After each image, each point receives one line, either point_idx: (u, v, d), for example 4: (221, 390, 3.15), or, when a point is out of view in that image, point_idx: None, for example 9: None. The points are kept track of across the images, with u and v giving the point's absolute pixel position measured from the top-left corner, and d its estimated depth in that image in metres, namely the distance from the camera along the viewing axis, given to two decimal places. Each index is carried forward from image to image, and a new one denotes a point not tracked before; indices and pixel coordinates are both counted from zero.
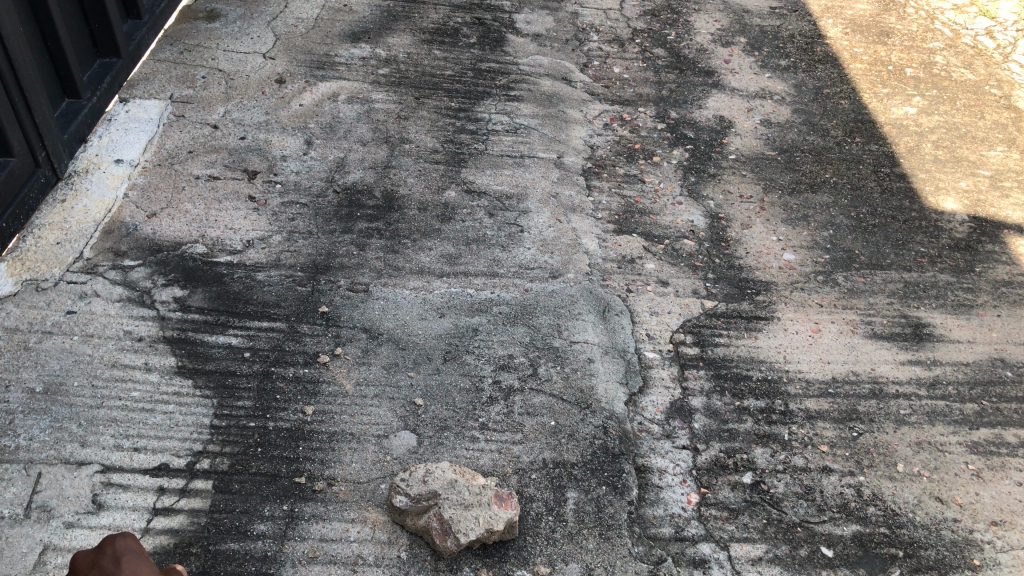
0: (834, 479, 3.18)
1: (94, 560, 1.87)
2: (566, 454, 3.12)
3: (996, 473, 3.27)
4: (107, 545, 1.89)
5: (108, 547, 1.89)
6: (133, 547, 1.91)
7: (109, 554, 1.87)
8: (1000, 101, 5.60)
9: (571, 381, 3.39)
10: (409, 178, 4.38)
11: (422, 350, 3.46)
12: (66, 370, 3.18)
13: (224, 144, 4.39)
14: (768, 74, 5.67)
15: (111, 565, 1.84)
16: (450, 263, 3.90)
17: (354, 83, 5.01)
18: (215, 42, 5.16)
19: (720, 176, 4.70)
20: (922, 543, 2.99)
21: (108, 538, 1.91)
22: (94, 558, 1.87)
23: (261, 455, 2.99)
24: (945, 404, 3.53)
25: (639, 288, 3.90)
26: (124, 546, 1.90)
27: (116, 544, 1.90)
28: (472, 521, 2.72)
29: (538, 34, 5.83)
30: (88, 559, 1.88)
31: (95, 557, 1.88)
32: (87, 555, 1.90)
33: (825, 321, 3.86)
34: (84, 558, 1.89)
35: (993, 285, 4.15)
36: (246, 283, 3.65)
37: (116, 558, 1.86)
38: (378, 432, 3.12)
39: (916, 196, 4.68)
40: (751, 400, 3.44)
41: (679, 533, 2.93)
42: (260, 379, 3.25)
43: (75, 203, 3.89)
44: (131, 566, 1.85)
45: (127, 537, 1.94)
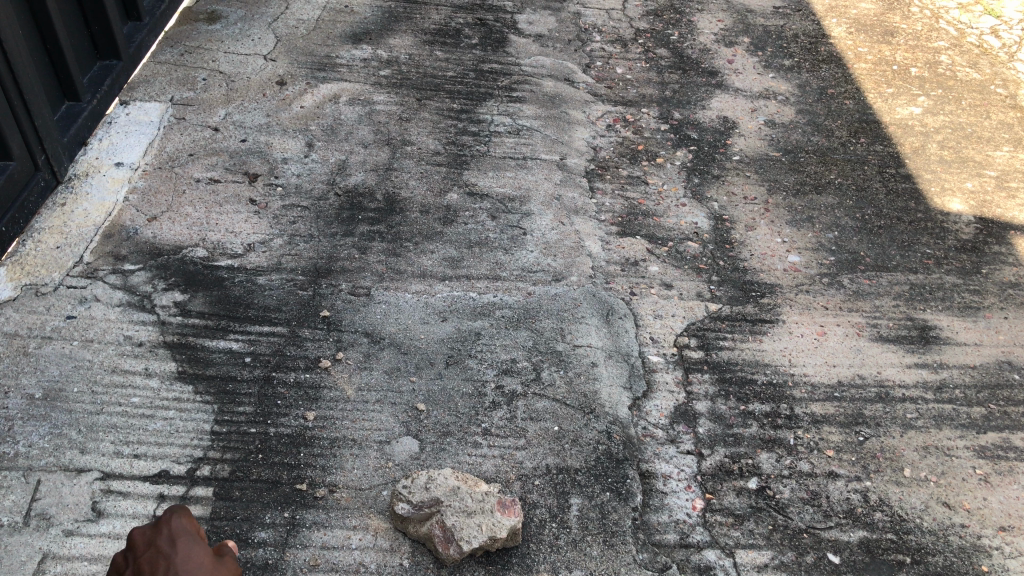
0: (840, 484, 3.14)
1: (149, 540, 1.75)
2: (569, 459, 3.09)
3: (1004, 477, 3.23)
4: (163, 523, 1.78)
5: (164, 526, 1.77)
6: (190, 528, 1.79)
7: (164, 534, 1.75)
8: (1006, 101, 5.57)
9: (574, 386, 3.36)
10: (411, 180, 4.35)
11: (424, 354, 3.43)
12: (66, 376, 3.16)
13: (225, 146, 4.37)
14: (772, 74, 5.64)
15: (166, 546, 1.73)
16: (452, 266, 3.88)
17: (355, 84, 4.99)
18: (216, 44, 5.14)
19: (724, 178, 4.66)
20: (930, 549, 2.96)
21: (165, 515, 1.79)
22: (149, 536, 1.76)
23: (262, 462, 2.96)
24: (952, 407, 3.50)
25: (642, 291, 3.87)
26: (181, 527, 1.78)
27: (173, 523, 1.78)
28: (475, 528, 2.69)
29: (540, 34, 5.80)
30: (143, 535, 1.77)
31: (150, 535, 1.76)
32: (143, 531, 1.79)
33: (830, 323, 3.82)
34: (139, 534, 1.77)
35: (1000, 287, 4.12)
36: (247, 287, 3.62)
37: (171, 538, 1.74)
38: (380, 438, 3.09)
39: (922, 197, 4.65)
40: (756, 404, 3.41)
41: (683, 540, 2.90)
42: (261, 384, 3.22)
43: (75, 207, 3.87)
44: (187, 551, 1.73)
45: (184, 513, 1.82)
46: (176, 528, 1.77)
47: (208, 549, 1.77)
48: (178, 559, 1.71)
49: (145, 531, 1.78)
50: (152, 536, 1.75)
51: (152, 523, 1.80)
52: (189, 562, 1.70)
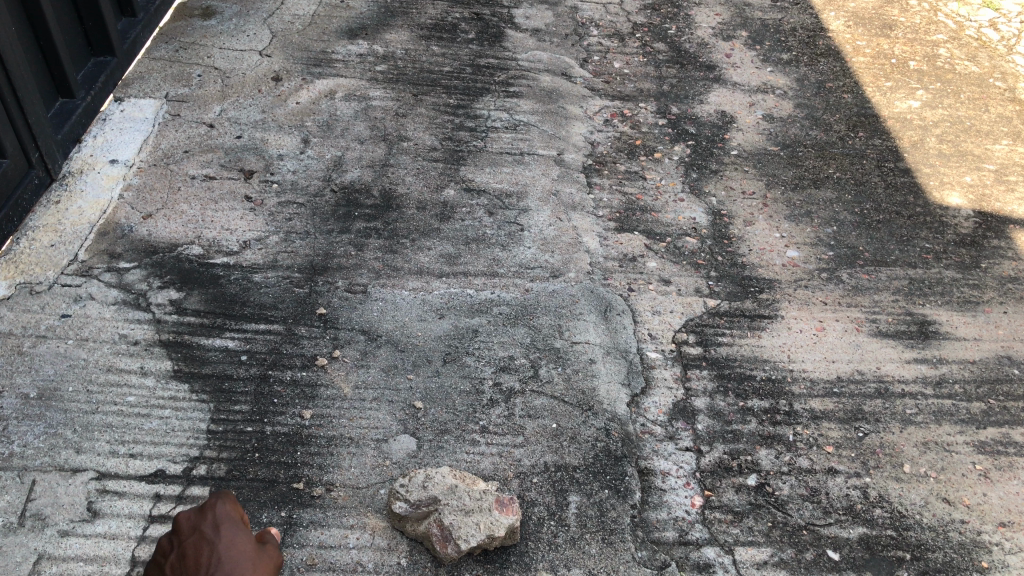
0: (839, 480, 3.13)
1: (194, 524, 1.87)
2: (567, 457, 3.07)
3: (1004, 473, 3.22)
4: (208, 509, 1.90)
5: (209, 512, 1.90)
6: (233, 515, 1.91)
7: (210, 518, 1.87)
8: (1004, 94, 5.55)
9: (572, 383, 3.35)
10: (407, 176, 4.33)
11: (421, 352, 3.42)
12: (61, 375, 3.14)
13: (220, 143, 4.34)
14: (770, 68, 5.61)
15: (211, 531, 1.85)
16: (449, 263, 3.86)
17: (351, 80, 4.96)
18: (211, 40, 5.11)
19: (722, 173, 4.64)
20: (930, 545, 2.95)
21: (210, 501, 1.92)
22: (194, 520, 1.88)
23: (258, 461, 2.94)
24: (952, 402, 3.48)
25: (641, 288, 3.85)
26: (224, 513, 1.91)
27: (218, 510, 1.90)
28: (473, 527, 2.68)
29: (537, 29, 5.77)
30: (188, 519, 1.89)
31: (195, 519, 1.88)
32: (187, 516, 1.91)
33: (829, 319, 3.81)
34: (185, 518, 1.89)
35: (999, 281, 4.10)
36: (243, 285, 3.60)
37: (216, 524, 1.86)
38: (377, 436, 3.08)
39: (921, 192, 4.63)
40: (754, 401, 3.39)
41: (682, 537, 2.89)
42: (257, 383, 3.21)
43: (70, 205, 3.84)
44: (230, 536, 1.84)
45: (228, 501, 1.95)
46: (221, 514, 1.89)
47: (248, 536, 1.90)
48: (223, 542, 1.82)
49: (190, 515, 1.90)
50: (197, 519, 1.87)
51: (196, 508, 1.92)
52: (232, 545, 1.82)
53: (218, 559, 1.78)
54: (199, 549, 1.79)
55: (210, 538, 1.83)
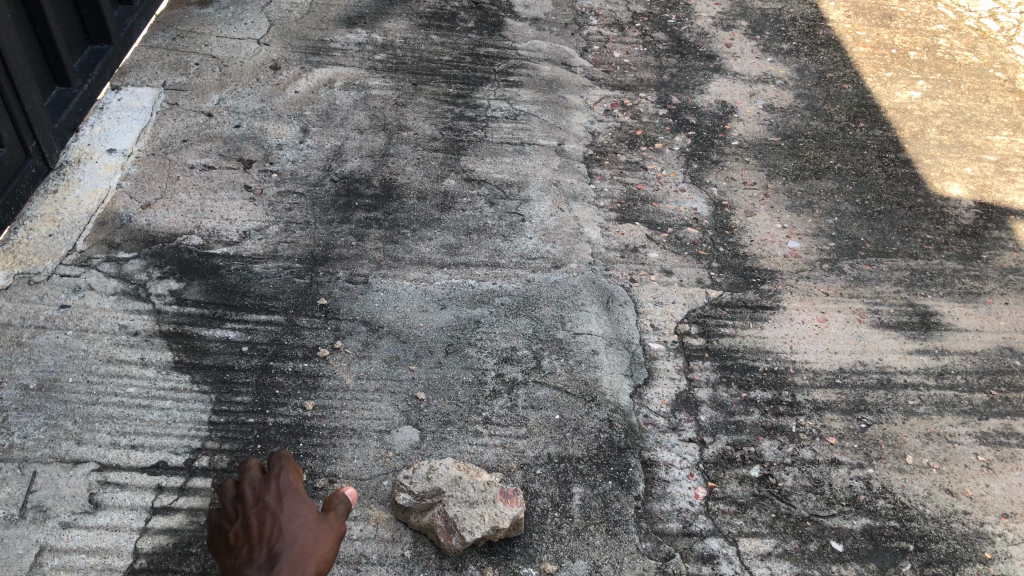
0: (842, 471, 3.13)
1: (260, 492, 2.10)
2: (571, 448, 3.07)
3: (1006, 464, 3.23)
4: (271, 478, 2.14)
5: (273, 481, 2.14)
6: (294, 486, 2.15)
7: (276, 477, 2.14)
8: (1004, 84, 5.54)
9: (575, 374, 3.34)
10: (407, 166, 4.30)
11: (423, 342, 3.40)
12: (61, 366, 3.11)
13: (219, 132, 4.31)
14: (770, 58, 5.60)
15: (274, 502, 2.05)
16: (451, 253, 3.84)
17: (350, 69, 4.93)
18: (208, 28, 5.06)
19: (723, 163, 4.63)
20: (933, 536, 2.95)
21: (274, 471, 2.16)
22: (261, 489, 2.10)
23: (261, 453, 2.93)
24: (954, 394, 3.48)
25: (642, 278, 3.84)
26: (286, 484, 2.14)
27: (281, 481, 2.13)
28: (477, 519, 2.67)
29: (537, 18, 5.74)
30: (253, 489, 2.09)
31: (260, 489, 2.09)
32: (252, 485, 2.12)
33: (831, 310, 3.80)
34: (249, 486, 2.10)
35: (1000, 273, 4.10)
36: (243, 275, 3.58)
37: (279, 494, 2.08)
38: (380, 428, 3.06)
39: (922, 182, 4.62)
40: (757, 392, 3.39)
41: (686, 528, 2.88)
42: (259, 374, 3.19)
43: (68, 194, 3.81)
44: (291, 507, 2.05)
45: (289, 471, 2.19)
46: (280, 484, 2.12)
47: (308, 504, 2.10)
48: (284, 514, 2.02)
49: (254, 480, 2.13)
50: (261, 488, 2.09)
51: (260, 476, 2.15)
52: (293, 517, 2.02)
53: (279, 531, 1.96)
54: (263, 519, 1.98)
55: (281, 499, 2.07)
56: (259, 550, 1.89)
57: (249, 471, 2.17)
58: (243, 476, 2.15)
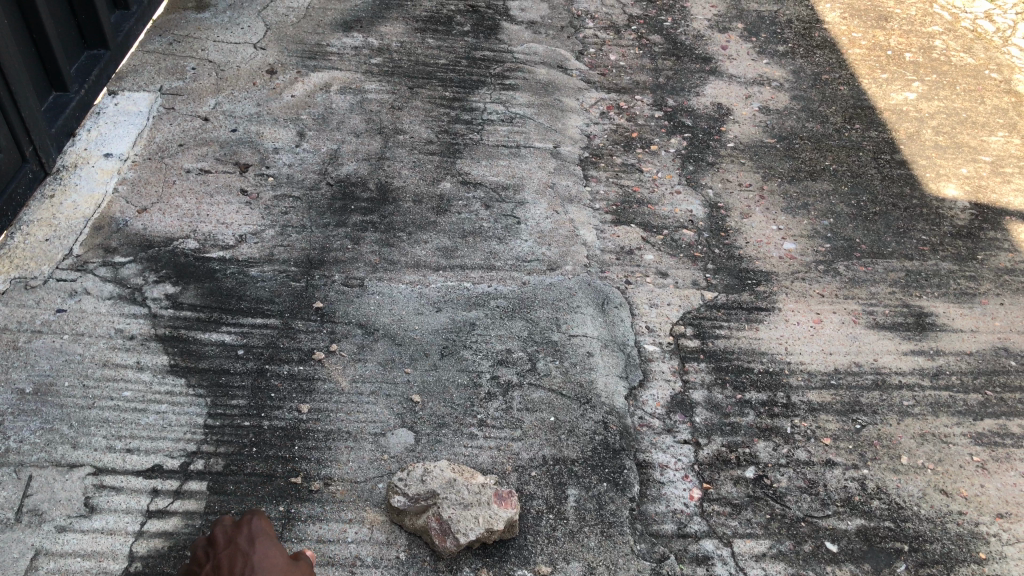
0: (837, 472, 3.13)
1: (230, 537, 2.11)
2: (566, 450, 3.07)
3: (1001, 464, 3.23)
4: (243, 524, 2.15)
5: (244, 526, 2.14)
6: (265, 530, 2.16)
7: (247, 520, 2.16)
8: (1000, 86, 5.55)
9: (570, 376, 3.34)
10: (403, 170, 4.31)
11: (418, 345, 3.41)
12: (57, 370, 3.12)
13: (215, 136, 4.32)
14: (766, 60, 5.61)
15: (246, 543, 2.07)
16: (447, 256, 3.85)
17: (346, 73, 4.94)
18: (205, 33, 5.07)
19: (718, 165, 4.64)
20: (928, 536, 2.96)
21: (245, 518, 2.16)
22: (231, 534, 2.11)
23: (256, 456, 2.94)
24: (949, 394, 3.49)
25: (638, 280, 3.85)
26: (257, 528, 2.15)
27: (252, 525, 2.15)
28: (472, 520, 2.67)
29: (533, 21, 5.75)
30: (225, 534, 2.12)
31: (231, 534, 2.12)
32: (224, 531, 2.14)
33: (826, 311, 3.81)
34: (221, 532, 2.12)
35: (995, 273, 4.11)
36: (239, 278, 3.59)
37: (250, 535, 2.10)
38: (374, 431, 3.07)
39: (917, 183, 4.63)
40: (752, 393, 3.40)
41: (681, 530, 2.89)
42: (254, 377, 3.20)
43: (65, 199, 3.83)
44: (262, 548, 2.06)
45: (261, 519, 2.19)
46: (248, 526, 2.14)
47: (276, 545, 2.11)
48: (256, 553, 2.04)
49: (226, 528, 2.15)
50: (232, 532, 2.11)
51: (232, 524, 2.16)
52: (264, 557, 2.03)
53: (250, 565, 1.99)
54: (233, 558, 2.01)
55: (251, 539, 2.09)
56: None
57: (222, 523, 2.17)
58: (216, 525, 2.17)
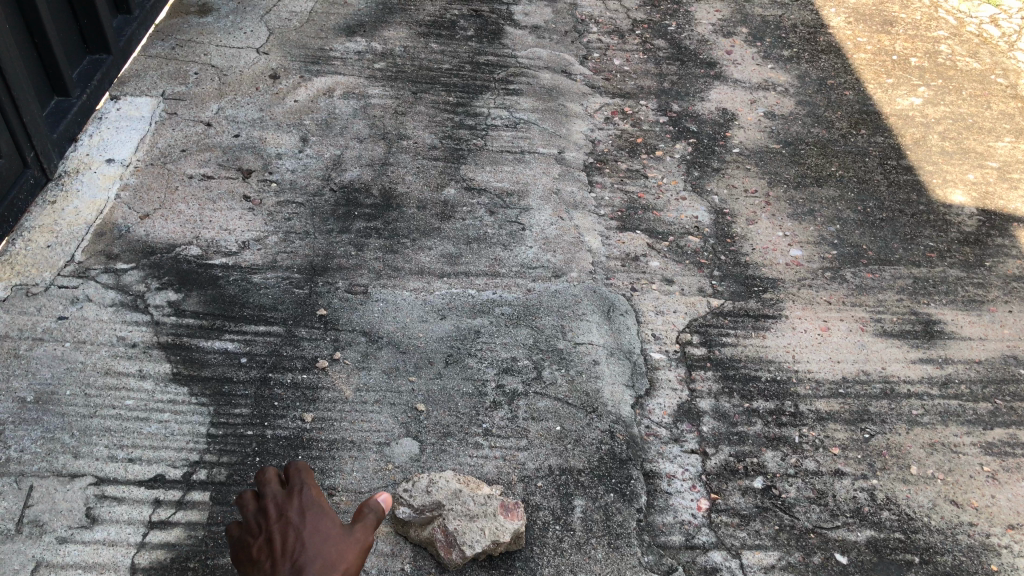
0: (846, 482, 3.10)
1: (280, 510, 1.56)
2: (572, 460, 3.04)
3: (1012, 475, 3.20)
4: (294, 492, 1.59)
5: (295, 496, 1.59)
6: (321, 498, 1.60)
7: (298, 470, 1.64)
8: (1006, 91, 5.52)
9: (576, 384, 3.31)
10: (407, 175, 4.29)
11: (423, 353, 3.38)
12: (58, 379, 3.09)
13: (218, 142, 4.30)
14: (771, 65, 5.58)
15: (296, 517, 1.53)
16: (451, 263, 3.82)
17: (350, 78, 4.91)
18: (207, 37, 5.05)
19: (724, 171, 4.61)
20: (939, 548, 2.93)
21: (296, 483, 1.61)
22: (281, 506, 1.56)
23: (259, 465, 2.91)
24: (958, 403, 3.45)
25: (644, 287, 3.82)
26: (312, 498, 1.59)
27: (305, 494, 1.59)
28: (478, 532, 2.64)
29: (537, 26, 5.73)
30: (274, 505, 1.56)
31: (281, 505, 1.56)
32: (272, 499, 1.59)
33: (833, 319, 3.78)
34: (269, 501, 1.58)
35: (1004, 280, 4.08)
36: (242, 285, 3.56)
37: (301, 507, 1.55)
38: (379, 440, 3.04)
39: (924, 189, 4.60)
40: (760, 402, 3.37)
41: (688, 541, 2.86)
42: (257, 386, 3.17)
43: (66, 204, 3.80)
44: (317, 524, 1.52)
45: (314, 482, 1.64)
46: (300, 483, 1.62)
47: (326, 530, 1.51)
48: (307, 530, 1.50)
49: (275, 493, 1.60)
50: (282, 502, 1.56)
51: (281, 489, 1.61)
52: (317, 534, 1.49)
53: (304, 550, 1.45)
54: (283, 540, 1.47)
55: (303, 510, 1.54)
56: None
57: (269, 483, 1.63)
58: (261, 488, 1.61)
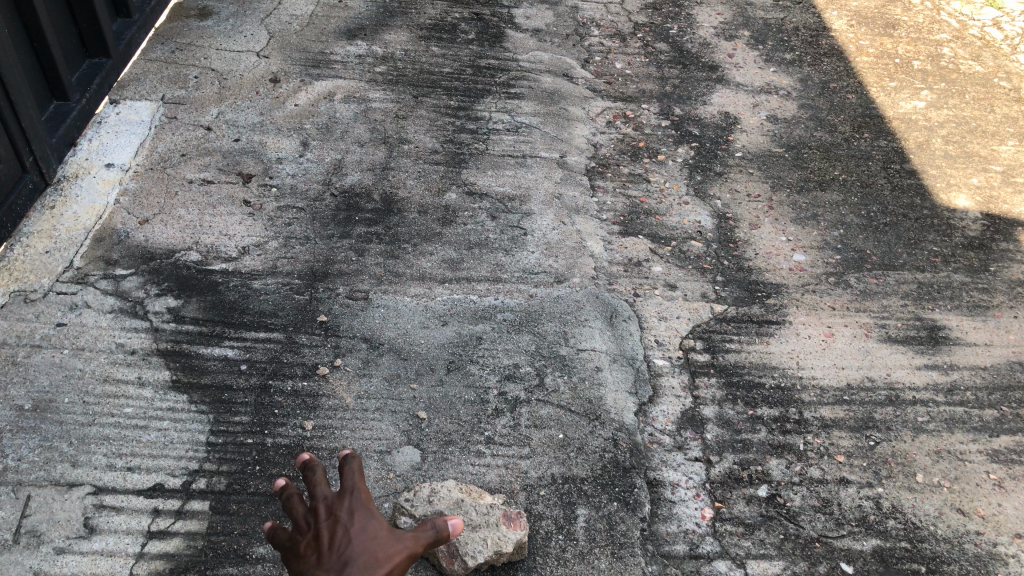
0: (851, 491, 3.08)
1: (331, 508, 2.05)
2: (575, 468, 3.01)
3: (1018, 483, 3.17)
4: (344, 495, 2.09)
5: (345, 499, 2.08)
6: (366, 501, 2.10)
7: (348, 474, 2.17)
8: (1009, 94, 5.50)
9: (579, 392, 3.28)
10: (408, 180, 4.26)
11: (425, 360, 3.35)
12: (56, 387, 3.06)
13: (218, 146, 4.27)
14: (773, 68, 5.55)
15: (345, 516, 2.02)
16: (452, 268, 3.79)
17: (350, 81, 4.89)
18: (207, 41, 5.03)
19: (727, 175, 4.58)
20: (945, 557, 2.90)
21: (347, 488, 2.10)
22: (332, 506, 2.05)
23: (259, 474, 2.89)
24: (964, 410, 3.43)
25: (646, 293, 3.79)
26: (359, 501, 2.08)
27: (352, 496, 2.09)
28: (479, 542, 2.61)
29: (538, 29, 5.70)
30: (325, 503, 2.06)
31: (332, 503, 2.06)
32: (325, 500, 2.08)
33: (837, 324, 3.75)
34: (323, 501, 2.07)
35: (1008, 285, 4.05)
36: (242, 291, 3.53)
37: (350, 509, 2.04)
38: (380, 448, 3.01)
39: (927, 193, 4.57)
40: (764, 409, 3.34)
41: (693, 551, 2.83)
42: (257, 393, 3.14)
43: (65, 210, 3.77)
44: (362, 523, 2.01)
45: (361, 487, 2.13)
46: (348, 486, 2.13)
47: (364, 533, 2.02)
48: (354, 528, 1.99)
49: (326, 494, 2.09)
50: (333, 502, 2.05)
51: (333, 491, 2.11)
52: (364, 532, 1.98)
53: (350, 541, 1.95)
54: (334, 530, 1.97)
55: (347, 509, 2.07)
56: (329, 557, 1.91)
57: (321, 486, 2.11)
58: (315, 489, 2.11)
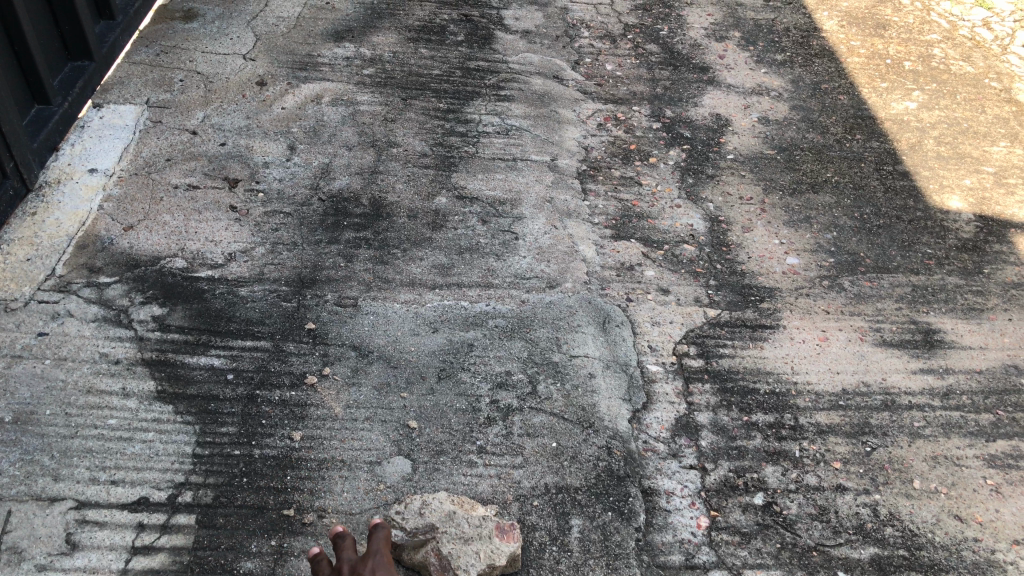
0: (848, 498, 3.04)
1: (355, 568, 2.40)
2: (569, 478, 2.97)
3: (1015, 488, 3.14)
4: (367, 559, 2.42)
5: (367, 561, 2.41)
6: (385, 563, 2.43)
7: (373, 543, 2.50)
8: (1000, 95, 5.48)
9: (572, 399, 3.24)
10: (397, 184, 4.21)
11: (415, 368, 3.30)
12: (38, 398, 3.00)
13: (204, 150, 4.20)
14: (764, 69, 5.52)
15: None
16: (443, 274, 3.74)
17: (338, 84, 4.83)
18: (193, 43, 4.96)
19: (719, 177, 4.54)
20: (944, 565, 2.86)
21: (369, 553, 2.44)
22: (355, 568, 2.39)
23: (246, 487, 2.83)
24: (960, 414, 3.40)
25: (639, 297, 3.75)
26: (379, 564, 2.41)
27: (374, 558, 2.42)
28: (472, 556, 2.56)
29: (527, 31, 5.66)
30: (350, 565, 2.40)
31: (356, 565, 2.40)
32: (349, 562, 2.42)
33: (832, 328, 3.72)
34: (347, 563, 2.41)
35: (1003, 287, 4.03)
36: (228, 299, 3.47)
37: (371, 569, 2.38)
38: (370, 459, 2.96)
39: (920, 195, 4.55)
40: (759, 415, 3.30)
41: (688, 561, 2.79)
42: (244, 403, 3.08)
43: (47, 216, 3.70)
44: None
45: (382, 552, 2.47)
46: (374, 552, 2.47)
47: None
48: None
49: (351, 558, 2.43)
50: (357, 564, 2.39)
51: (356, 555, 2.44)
52: None
53: None
54: None
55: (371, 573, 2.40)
56: None
57: (347, 551, 2.45)
58: (341, 553, 2.44)
